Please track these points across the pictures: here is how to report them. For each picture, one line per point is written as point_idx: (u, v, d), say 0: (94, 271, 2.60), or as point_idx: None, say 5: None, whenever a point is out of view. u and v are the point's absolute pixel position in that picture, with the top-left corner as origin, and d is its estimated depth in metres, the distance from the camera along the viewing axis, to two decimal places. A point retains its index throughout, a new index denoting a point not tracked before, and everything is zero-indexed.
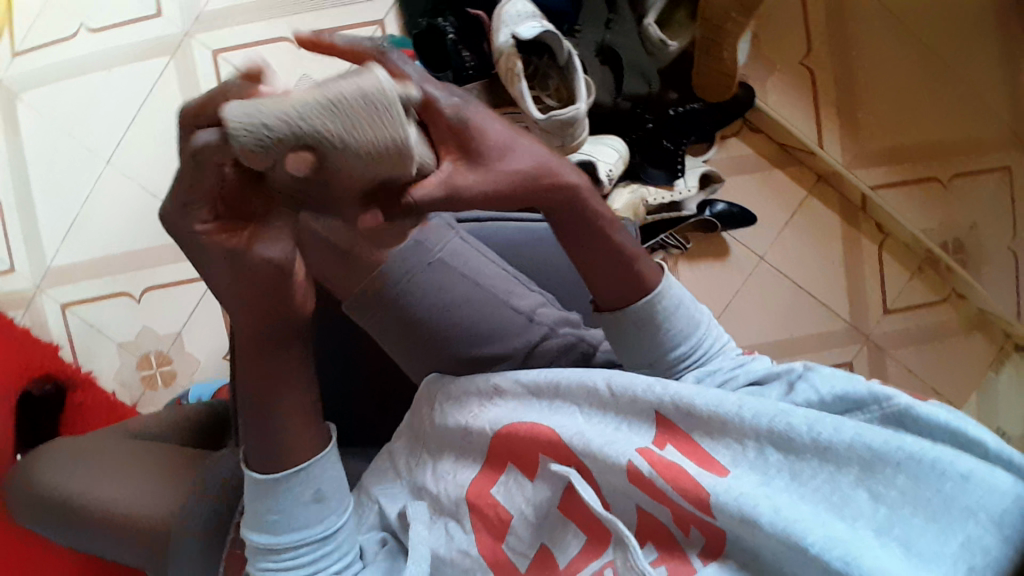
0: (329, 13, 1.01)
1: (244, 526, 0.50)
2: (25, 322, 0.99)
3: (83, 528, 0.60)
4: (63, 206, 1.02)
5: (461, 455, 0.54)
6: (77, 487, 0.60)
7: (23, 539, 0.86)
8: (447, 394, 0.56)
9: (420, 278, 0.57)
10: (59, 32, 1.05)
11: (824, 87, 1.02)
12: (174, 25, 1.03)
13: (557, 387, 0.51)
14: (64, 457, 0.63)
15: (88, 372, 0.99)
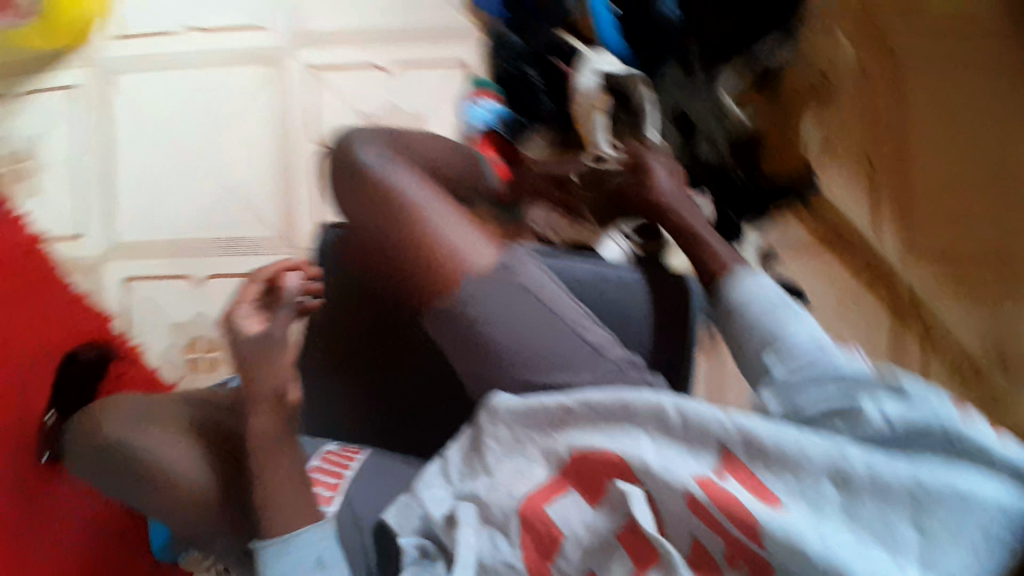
0: (429, 46, 1.07)
1: None
2: (82, 287, 1.03)
3: (124, 483, 0.60)
4: (145, 186, 1.07)
5: (522, 463, 0.57)
6: (126, 442, 0.60)
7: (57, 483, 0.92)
8: (518, 414, 0.58)
9: (492, 295, 0.59)
10: (161, 25, 1.07)
11: (883, 182, 1.06)
12: (274, 39, 1.06)
13: (627, 411, 0.53)
14: (122, 411, 0.63)
15: (135, 345, 1.02)
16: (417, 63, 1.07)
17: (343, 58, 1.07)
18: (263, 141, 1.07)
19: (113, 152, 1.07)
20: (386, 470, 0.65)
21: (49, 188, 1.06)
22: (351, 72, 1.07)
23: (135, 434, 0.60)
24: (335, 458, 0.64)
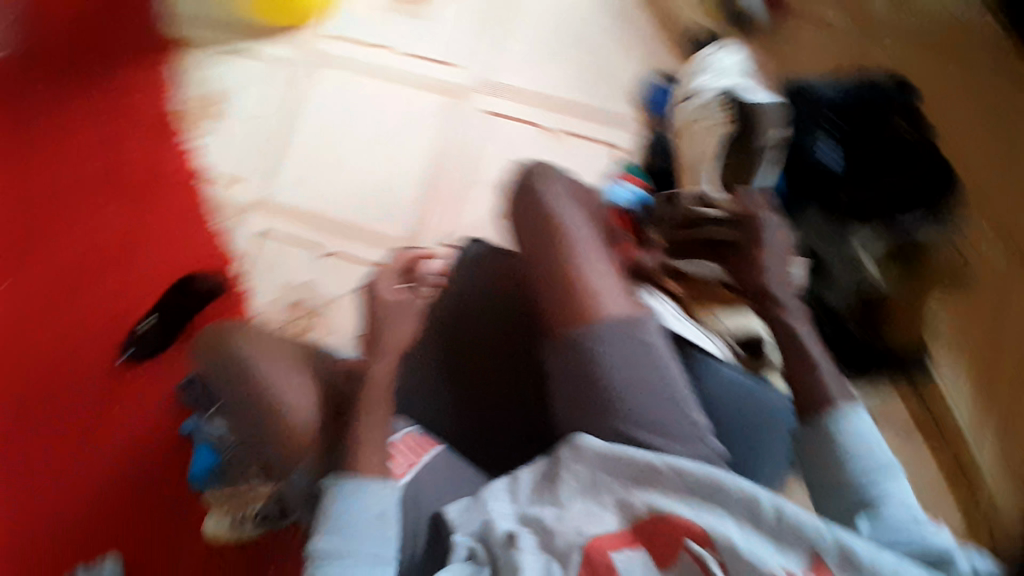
0: (602, 126, 1.15)
1: (315, 534, 0.58)
2: (221, 225, 1.12)
3: (248, 402, 0.73)
4: (309, 157, 1.15)
5: (594, 503, 0.58)
6: (260, 368, 0.73)
7: (149, 389, 1.04)
8: (603, 460, 0.59)
9: (621, 347, 0.63)
10: (376, 39, 1.21)
11: (994, 377, 0.96)
12: (463, 78, 1.17)
13: (720, 492, 0.54)
14: (260, 342, 0.76)
15: (243, 289, 1.08)
16: (582, 136, 1.14)
17: (519, 112, 1.15)
18: (422, 153, 1.13)
19: (293, 120, 1.16)
20: (455, 471, 0.67)
21: (233, 133, 1.16)
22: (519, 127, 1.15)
23: (266, 365, 0.74)
24: (413, 442, 0.67)
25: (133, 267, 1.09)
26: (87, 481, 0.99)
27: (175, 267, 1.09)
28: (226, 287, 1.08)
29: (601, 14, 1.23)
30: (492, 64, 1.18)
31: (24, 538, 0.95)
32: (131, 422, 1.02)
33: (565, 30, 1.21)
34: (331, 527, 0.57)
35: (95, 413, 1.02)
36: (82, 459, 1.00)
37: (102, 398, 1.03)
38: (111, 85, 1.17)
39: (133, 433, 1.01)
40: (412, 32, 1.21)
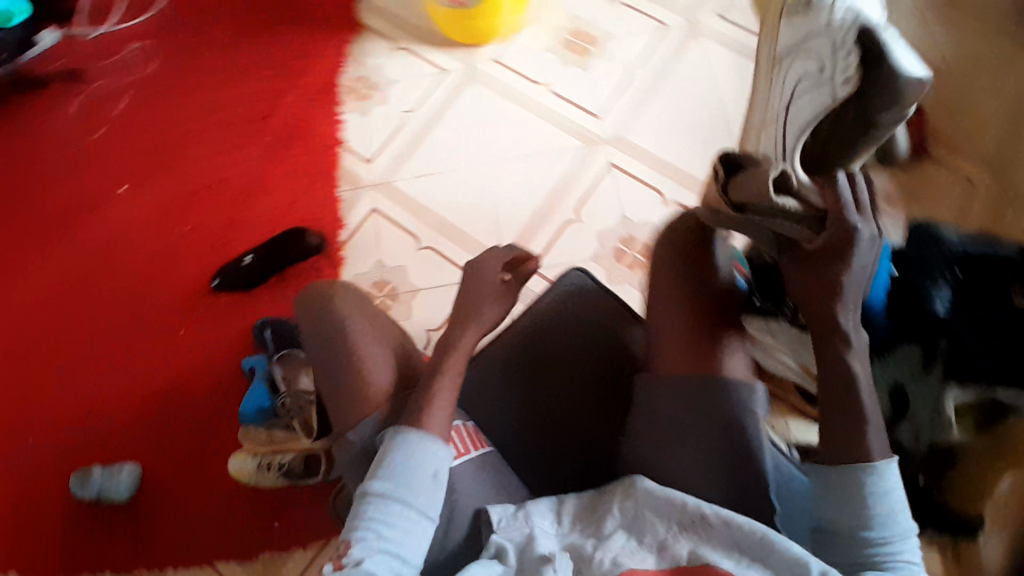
0: None
1: (375, 472, 0.65)
2: (343, 194, 1.19)
3: (329, 351, 0.78)
4: (439, 158, 1.20)
5: (635, 537, 0.62)
6: (353, 326, 0.79)
7: (234, 319, 1.14)
8: (650, 502, 0.63)
9: (727, 409, 0.68)
10: (534, 71, 1.23)
11: None
12: (601, 130, 1.17)
13: (766, 553, 0.58)
14: (355, 304, 0.82)
15: (343, 257, 1.16)
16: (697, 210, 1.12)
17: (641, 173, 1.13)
18: (540, 186, 1.15)
19: (434, 121, 1.23)
20: (496, 476, 0.71)
21: (379, 117, 1.24)
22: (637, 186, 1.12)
23: (356, 325, 0.80)
24: (465, 435, 0.72)
25: (253, 210, 1.20)
26: (164, 385, 1.11)
27: (287, 220, 1.18)
28: (329, 252, 1.16)
29: None
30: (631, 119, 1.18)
31: (102, 418, 1.10)
32: (208, 345, 1.13)
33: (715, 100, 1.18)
34: (387, 476, 0.64)
35: (184, 327, 1.14)
36: (160, 367, 1.12)
37: (192, 315, 1.15)
38: (289, 48, 1.30)
39: (210, 353, 1.12)
40: (568, 75, 1.21)
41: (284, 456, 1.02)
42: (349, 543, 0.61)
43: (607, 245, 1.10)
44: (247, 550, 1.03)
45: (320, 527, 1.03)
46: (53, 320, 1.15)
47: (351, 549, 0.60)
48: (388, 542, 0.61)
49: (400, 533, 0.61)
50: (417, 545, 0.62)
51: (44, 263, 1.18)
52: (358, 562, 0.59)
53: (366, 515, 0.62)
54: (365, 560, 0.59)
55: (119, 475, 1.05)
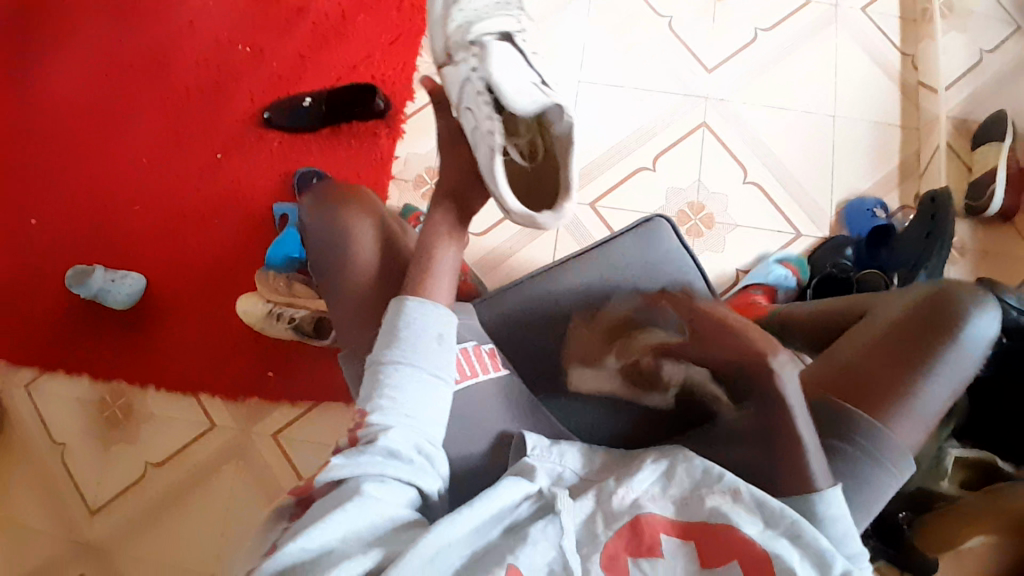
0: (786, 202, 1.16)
1: (377, 343, 0.63)
2: (421, 66, 1.14)
3: (334, 269, 0.72)
4: None
5: (663, 483, 0.59)
6: (357, 243, 0.72)
7: (275, 157, 1.10)
8: (681, 462, 0.60)
9: (875, 453, 0.62)
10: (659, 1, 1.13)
11: None
12: (710, 86, 1.09)
13: (799, 534, 0.53)
14: (363, 212, 0.74)
15: (403, 131, 1.12)
16: (768, 199, 1.05)
17: (731, 144, 1.07)
18: (629, 119, 1.07)
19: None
20: (514, 399, 0.72)
21: None
22: (722, 154, 1.07)
23: (363, 239, 0.72)
24: (484, 355, 0.72)
25: (327, 52, 1.14)
26: (189, 204, 1.08)
27: (358, 75, 1.13)
28: (391, 122, 1.12)
29: (867, 104, 1.09)
30: (739, 87, 1.09)
31: (118, 217, 1.07)
32: (244, 174, 1.09)
33: (828, 95, 1.09)
34: (397, 343, 0.61)
35: (226, 151, 1.10)
36: (189, 184, 1.09)
37: (236, 142, 1.11)
38: None
39: (244, 184, 1.09)
40: (694, 15, 1.13)
41: (298, 310, 0.98)
42: (365, 412, 0.58)
43: (674, 206, 1.04)
44: (236, 391, 1.02)
45: (316, 386, 1.02)
46: (98, 105, 1.12)
47: (367, 419, 0.57)
48: (404, 409, 0.58)
49: (414, 398, 0.59)
50: (430, 408, 0.60)
51: (102, 42, 1.14)
52: (374, 438, 0.56)
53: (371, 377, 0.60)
54: (382, 435, 0.56)
55: (120, 282, 1.01)
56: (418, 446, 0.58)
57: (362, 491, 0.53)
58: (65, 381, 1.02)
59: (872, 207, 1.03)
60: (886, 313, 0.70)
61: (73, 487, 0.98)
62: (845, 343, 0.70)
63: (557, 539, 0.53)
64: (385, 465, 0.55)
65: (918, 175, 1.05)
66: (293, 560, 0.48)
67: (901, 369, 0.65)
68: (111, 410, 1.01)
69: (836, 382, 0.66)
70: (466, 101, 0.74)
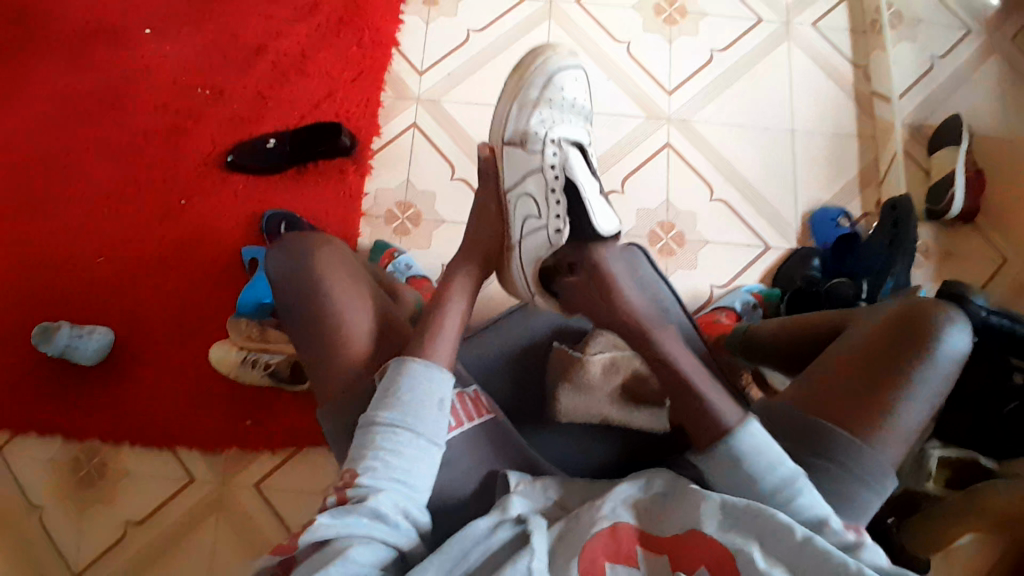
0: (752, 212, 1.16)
1: (371, 406, 0.63)
2: (385, 102, 1.15)
3: (306, 316, 0.71)
4: (494, 93, 1.16)
5: (640, 493, 0.60)
6: (330, 289, 0.71)
7: (242, 201, 1.09)
8: (653, 490, 0.60)
9: (860, 467, 0.64)
10: (615, 27, 1.16)
11: None
12: (671, 106, 1.11)
13: (761, 513, 0.53)
14: (334, 258, 0.74)
15: (371, 167, 1.12)
16: (736, 215, 1.06)
17: (696, 163, 1.08)
18: (595, 142, 1.08)
19: (500, 48, 1.17)
20: (500, 439, 0.71)
21: (444, 33, 1.19)
22: (688, 173, 1.08)
23: (336, 285, 0.72)
24: (467, 402, 0.71)
25: (289, 93, 1.14)
26: (156, 253, 1.06)
27: (322, 113, 1.13)
28: (358, 158, 1.12)
29: (825, 117, 1.12)
30: (700, 106, 1.11)
31: (84, 271, 1.05)
32: (211, 219, 1.08)
33: (786, 109, 1.11)
34: (393, 404, 0.62)
35: (191, 197, 1.09)
36: (154, 233, 1.07)
37: (201, 187, 1.10)
38: None
39: (212, 228, 1.08)
40: (650, 39, 1.15)
41: (272, 355, 0.97)
42: (355, 474, 0.59)
43: (644, 226, 1.05)
44: (213, 442, 1.00)
45: (294, 432, 1.01)
46: (59, 157, 1.10)
47: (357, 480, 0.58)
48: (396, 472, 0.59)
49: (407, 463, 0.60)
50: (422, 471, 0.61)
51: (60, 95, 1.13)
52: (364, 498, 0.57)
53: (362, 438, 0.61)
54: (371, 495, 0.57)
55: (88, 337, 0.98)
56: (406, 510, 0.59)
57: (346, 554, 0.53)
58: (36, 442, 0.99)
59: (836, 217, 1.05)
60: (866, 323, 0.71)
61: (49, 551, 0.94)
62: (828, 352, 0.71)
63: (524, 566, 0.53)
64: (370, 526, 0.56)
65: (879, 182, 1.08)
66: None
67: (879, 385, 0.66)
68: (85, 470, 0.98)
69: (818, 398, 0.68)
70: (524, 188, 0.78)
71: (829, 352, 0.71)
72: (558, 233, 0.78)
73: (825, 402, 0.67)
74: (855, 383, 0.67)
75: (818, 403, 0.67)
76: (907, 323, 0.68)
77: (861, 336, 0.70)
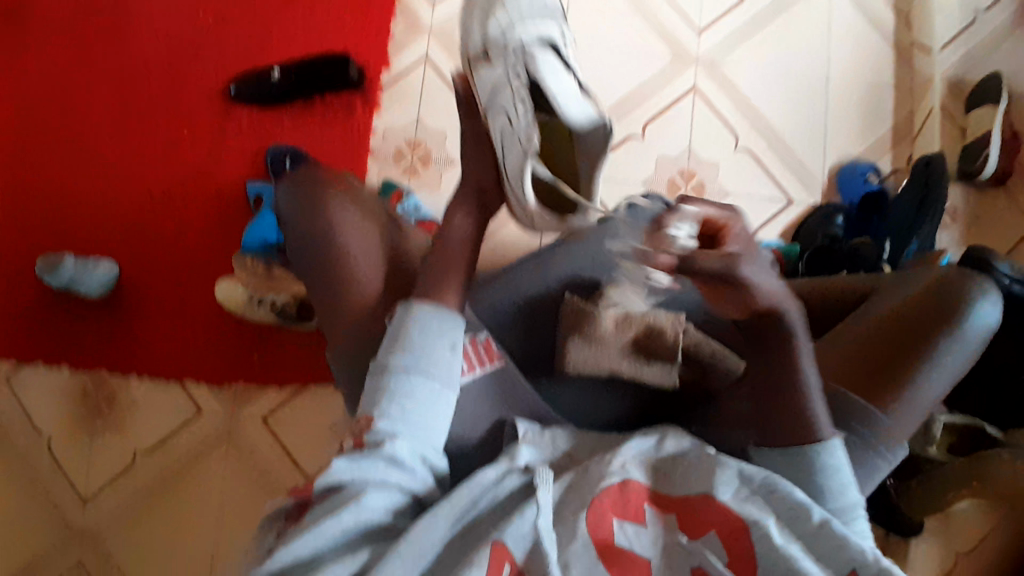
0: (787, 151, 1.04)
1: (382, 351, 0.61)
2: (395, 33, 1.09)
3: (316, 259, 0.70)
4: None
5: (649, 452, 0.59)
6: (341, 233, 0.69)
7: (247, 134, 1.05)
8: (666, 450, 0.59)
9: (871, 435, 0.63)
10: None
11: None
12: (698, 46, 1.05)
13: (773, 488, 0.53)
14: (346, 201, 0.72)
15: (379, 102, 1.08)
16: (759, 166, 1.02)
17: (721, 109, 1.03)
18: (615, 84, 1.03)
19: None
20: (509, 388, 0.70)
21: None
22: (711, 119, 1.03)
23: (346, 229, 0.70)
24: (479, 348, 0.70)
25: (295, 18, 1.08)
26: (160, 185, 1.04)
27: (329, 42, 1.08)
28: (367, 92, 1.07)
29: (861, 65, 1.05)
30: (728, 47, 1.05)
31: (87, 203, 1.03)
32: (215, 151, 1.05)
33: (820, 54, 1.05)
34: (407, 350, 0.61)
35: (194, 127, 1.05)
36: (157, 164, 1.04)
37: (204, 117, 1.06)
38: None
39: (216, 161, 1.05)
40: None
41: (277, 296, 0.95)
42: (372, 419, 0.57)
43: (663, 175, 1.01)
44: (220, 376, 1.00)
45: (301, 370, 1.01)
46: (56, 80, 1.06)
47: (374, 426, 0.57)
48: (414, 418, 0.58)
49: (425, 407, 0.59)
50: (439, 415, 0.59)
51: (54, 12, 1.07)
52: (380, 443, 0.56)
53: (375, 385, 0.60)
54: (388, 441, 0.56)
55: (93, 269, 0.97)
56: (421, 455, 0.57)
57: (361, 499, 0.52)
58: (43, 371, 0.99)
59: (865, 172, 1.01)
60: (895, 291, 0.70)
61: (62, 478, 0.97)
62: (854, 316, 0.70)
63: (533, 515, 0.52)
64: (386, 471, 0.55)
65: (911, 137, 1.03)
66: (285, 565, 0.48)
67: (901, 360, 0.65)
68: (95, 401, 0.99)
69: (839, 368, 0.66)
70: (502, 102, 0.73)
71: (854, 316, 0.70)
72: (529, 136, 0.70)
73: (848, 365, 0.66)
74: (878, 349, 0.66)
75: (839, 365, 0.66)
76: (939, 294, 0.67)
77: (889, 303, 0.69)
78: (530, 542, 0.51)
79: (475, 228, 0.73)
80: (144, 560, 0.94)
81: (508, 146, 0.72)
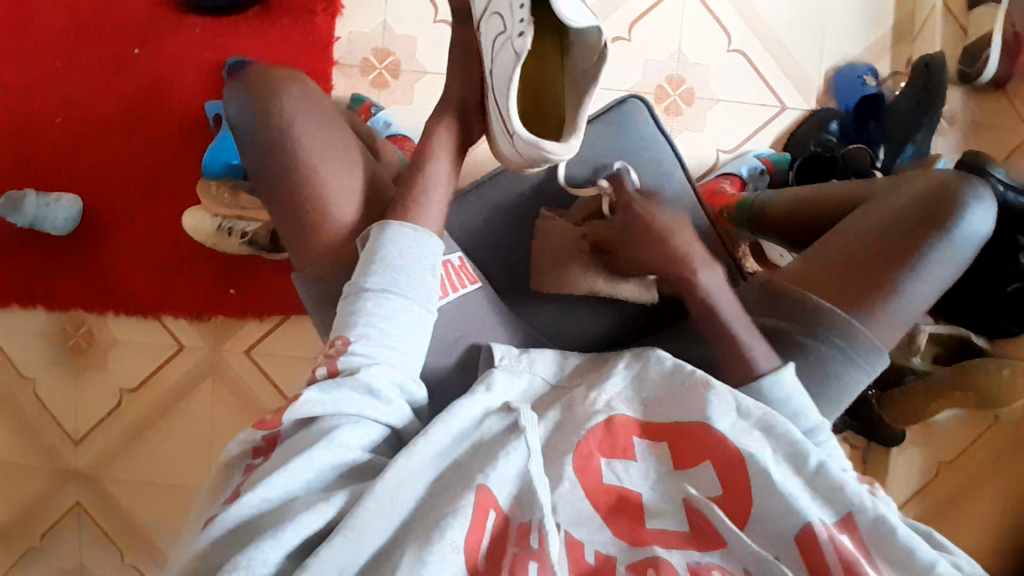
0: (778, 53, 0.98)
1: (357, 267, 0.56)
2: None
3: (281, 181, 0.63)
4: None
5: (635, 387, 0.57)
6: (307, 149, 0.63)
7: (200, 49, 0.97)
8: (662, 379, 0.57)
9: (848, 348, 0.61)
10: None
11: (935, 483, 0.98)
12: None
13: (772, 426, 0.52)
14: (311, 112, 0.65)
15: (341, 9, 0.99)
16: (753, 67, 0.96)
17: (713, 5, 0.96)
18: None
19: None
20: (490, 313, 0.68)
21: None
22: (703, 15, 0.96)
23: (313, 146, 0.63)
24: (452, 271, 0.66)
25: None
26: (112, 109, 0.96)
27: None
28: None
29: None
30: None
31: (36, 132, 0.95)
32: (167, 68, 0.97)
33: None
34: (382, 269, 0.55)
35: (141, 42, 0.97)
36: (107, 85, 0.96)
37: (151, 32, 0.97)
38: None
39: (170, 79, 0.97)
40: None
41: (249, 224, 0.90)
42: (347, 340, 0.53)
43: (651, 80, 0.95)
44: (199, 311, 0.98)
45: (278, 300, 0.98)
46: None
47: (349, 348, 0.52)
48: (390, 339, 0.54)
49: (401, 330, 0.54)
50: (415, 338, 0.55)
51: None
52: (356, 370, 0.52)
53: (347, 301, 0.55)
54: (363, 368, 0.51)
55: (54, 204, 0.91)
56: (398, 385, 0.54)
57: (330, 434, 0.48)
58: (17, 313, 0.96)
59: (863, 75, 0.95)
60: (885, 200, 0.67)
61: (52, 419, 0.96)
62: (838, 230, 0.68)
63: (520, 454, 0.49)
64: (362, 402, 0.51)
65: (913, 36, 0.97)
66: (250, 513, 0.43)
67: (880, 269, 0.62)
68: (74, 340, 0.97)
69: (816, 277, 0.65)
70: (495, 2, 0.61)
71: (838, 229, 0.68)
72: (522, 38, 0.59)
73: (829, 277, 0.64)
74: (862, 261, 0.64)
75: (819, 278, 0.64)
76: (927, 203, 0.64)
77: (876, 213, 0.66)
78: (514, 487, 0.48)
79: (452, 141, 0.67)
80: (141, 492, 0.96)
81: (501, 58, 0.61)
